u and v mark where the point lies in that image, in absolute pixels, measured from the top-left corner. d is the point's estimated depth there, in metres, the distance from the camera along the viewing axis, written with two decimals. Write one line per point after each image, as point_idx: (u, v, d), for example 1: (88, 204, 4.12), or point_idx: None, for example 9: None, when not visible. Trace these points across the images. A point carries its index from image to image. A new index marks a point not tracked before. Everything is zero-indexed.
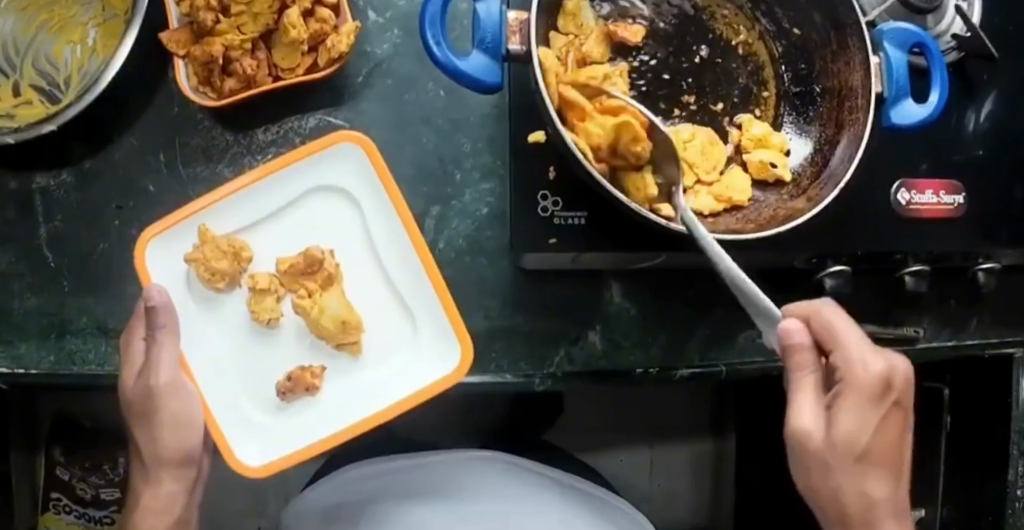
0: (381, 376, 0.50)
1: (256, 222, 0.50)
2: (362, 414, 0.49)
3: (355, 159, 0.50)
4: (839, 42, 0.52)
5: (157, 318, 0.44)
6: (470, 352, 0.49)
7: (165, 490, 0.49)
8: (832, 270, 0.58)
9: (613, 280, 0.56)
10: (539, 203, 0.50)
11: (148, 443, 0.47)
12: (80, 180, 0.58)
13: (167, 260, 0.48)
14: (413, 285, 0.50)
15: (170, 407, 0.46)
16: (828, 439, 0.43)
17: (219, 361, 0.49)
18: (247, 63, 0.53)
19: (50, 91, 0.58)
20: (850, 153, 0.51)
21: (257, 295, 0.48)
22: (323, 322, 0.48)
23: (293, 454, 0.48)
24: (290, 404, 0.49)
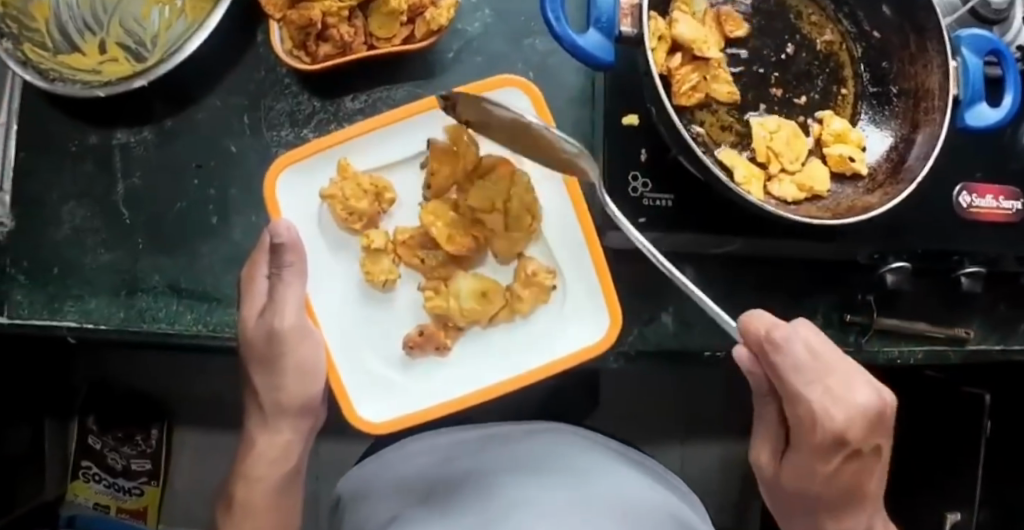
0: (517, 338, 0.51)
1: (398, 162, 0.51)
2: (496, 377, 0.51)
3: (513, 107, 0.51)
4: (917, 45, 0.54)
5: (285, 255, 0.46)
6: (618, 322, 0.51)
7: (282, 435, 0.53)
8: (893, 266, 0.60)
9: (687, 265, 0.58)
10: (629, 183, 0.52)
11: (271, 385, 0.50)
12: (162, 139, 0.58)
13: (299, 193, 0.50)
14: (558, 241, 0.51)
15: (297, 352, 0.48)
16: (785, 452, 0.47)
17: (343, 304, 0.50)
18: (344, 30, 0.53)
19: (135, 49, 0.58)
20: (926, 151, 0.53)
21: (371, 255, 0.49)
22: (460, 305, 0.49)
23: (422, 413, 0.50)
24: (415, 360, 0.50)
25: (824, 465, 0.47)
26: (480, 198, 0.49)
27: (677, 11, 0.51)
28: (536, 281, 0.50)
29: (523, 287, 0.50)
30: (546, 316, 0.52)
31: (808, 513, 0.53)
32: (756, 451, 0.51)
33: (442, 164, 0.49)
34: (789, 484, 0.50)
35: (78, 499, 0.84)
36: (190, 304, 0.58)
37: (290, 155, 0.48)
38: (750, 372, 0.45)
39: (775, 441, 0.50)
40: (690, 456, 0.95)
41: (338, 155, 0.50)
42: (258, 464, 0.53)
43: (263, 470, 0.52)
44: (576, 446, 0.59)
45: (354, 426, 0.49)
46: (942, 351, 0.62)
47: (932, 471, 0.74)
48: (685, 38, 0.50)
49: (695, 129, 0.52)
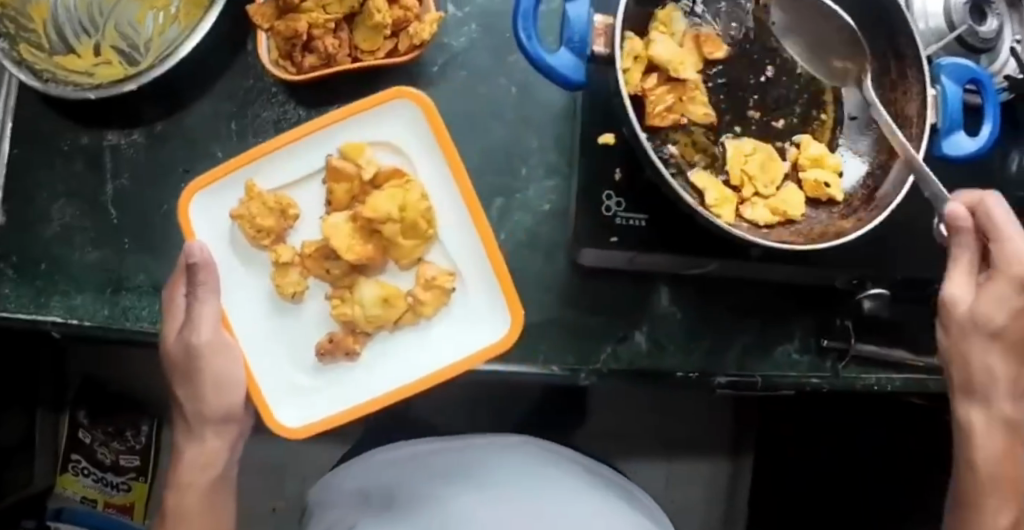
0: (423, 342, 0.51)
1: (301, 179, 0.51)
2: (405, 378, 0.51)
3: (407, 117, 0.51)
4: (898, 73, 0.54)
5: (198, 274, 0.45)
6: (520, 320, 0.50)
7: (208, 445, 0.50)
8: (871, 292, 0.59)
9: (662, 284, 0.58)
10: (602, 202, 0.52)
11: (191, 401, 0.49)
12: (151, 141, 0.60)
13: (209, 215, 0.51)
14: (461, 249, 0.51)
15: (213, 365, 0.48)
16: (981, 322, 0.47)
17: (250, 316, 0.51)
18: (329, 42, 0.54)
19: (128, 53, 0.60)
20: (902, 178, 0.52)
21: (280, 269, 0.50)
22: (365, 312, 0.49)
23: (342, 414, 0.50)
24: (326, 366, 0.51)
25: (1013, 324, 0.48)
26: (377, 209, 0.49)
27: (655, 31, 0.52)
28: (434, 285, 0.50)
29: (422, 291, 0.50)
30: (453, 321, 0.52)
31: (985, 352, 0.49)
32: (954, 294, 0.47)
33: (339, 183, 0.50)
34: (986, 310, 0.47)
35: (67, 492, 0.85)
36: None
37: (195, 182, 0.49)
38: (966, 229, 0.45)
39: (966, 283, 0.47)
40: (676, 473, 0.95)
41: (245, 176, 0.51)
42: (188, 472, 0.51)
43: (189, 479, 0.51)
44: (537, 465, 0.60)
45: (275, 432, 0.50)
46: (919, 380, 0.61)
47: None
48: (662, 58, 0.51)
49: (668, 150, 0.53)
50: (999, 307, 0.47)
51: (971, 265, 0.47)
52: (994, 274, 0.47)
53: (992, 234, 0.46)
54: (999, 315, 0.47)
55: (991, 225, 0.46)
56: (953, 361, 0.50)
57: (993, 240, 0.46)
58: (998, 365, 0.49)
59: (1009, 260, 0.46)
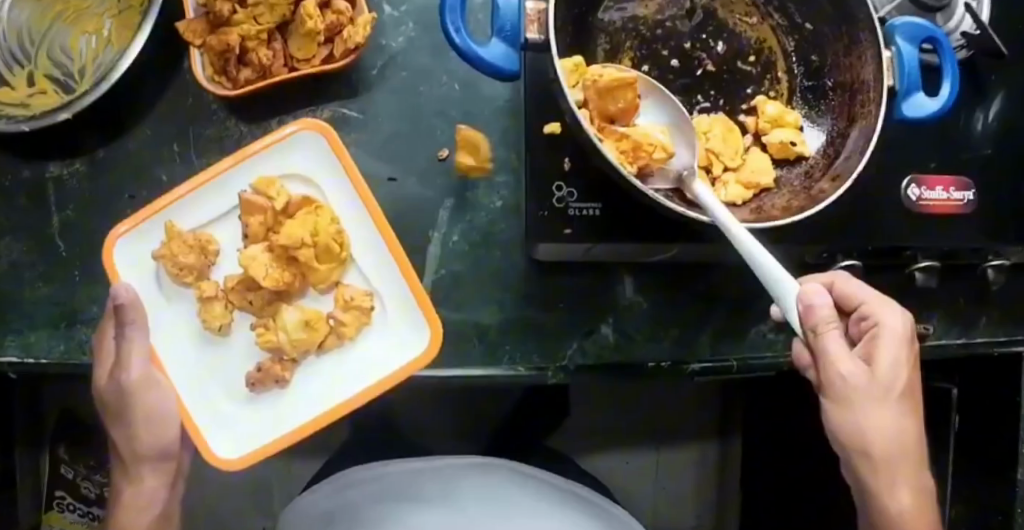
0: (347, 364, 0.51)
1: (219, 216, 0.51)
2: (333, 401, 0.51)
3: (316, 146, 0.51)
4: (849, 37, 0.52)
5: (126, 313, 0.44)
6: (440, 335, 0.51)
7: (146, 484, 0.50)
8: (843, 264, 0.59)
9: (625, 274, 0.57)
10: (553, 193, 0.50)
11: (126, 441, 0.48)
12: (94, 170, 0.58)
13: (130, 257, 0.50)
14: (379, 271, 0.51)
15: (145, 399, 0.47)
16: (873, 395, 0.43)
17: (181, 353, 0.50)
18: (263, 53, 0.53)
19: (62, 81, 0.58)
20: (862, 144, 0.50)
21: (205, 304, 0.50)
22: (289, 337, 0.49)
23: (277, 440, 0.50)
24: (259, 396, 0.51)
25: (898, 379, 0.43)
26: (292, 235, 0.48)
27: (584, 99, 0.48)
28: (353, 306, 0.50)
29: (342, 312, 0.50)
30: (376, 340, 0.52)
31: (895, 418, 0.44)
32: (844, 374, 0.42)
33: (251, 215, 0.49)
34: (886, 377, 0.43)
35: None
36: None
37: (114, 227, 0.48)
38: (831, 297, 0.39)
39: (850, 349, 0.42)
40: (667, 462, 0.94)
41: (162, 218, 0.50)
42: (124, 515, 0.49)
43: (128, 520, 0.49)
44: (502, 489, 0.62)
45: (209, 462, 0.49)
46: None
47: None
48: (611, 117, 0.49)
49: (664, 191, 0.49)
50: (895, 370, 0.43)
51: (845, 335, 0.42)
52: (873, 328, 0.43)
53: (857, 299, 0.45)
54: (895, 377, 0.43)
55: (845, 299, 0.46)
56: (855, 443, 0.45)
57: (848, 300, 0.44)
58: (904, 434, 0.45)
59: (885, 318, 0.44)
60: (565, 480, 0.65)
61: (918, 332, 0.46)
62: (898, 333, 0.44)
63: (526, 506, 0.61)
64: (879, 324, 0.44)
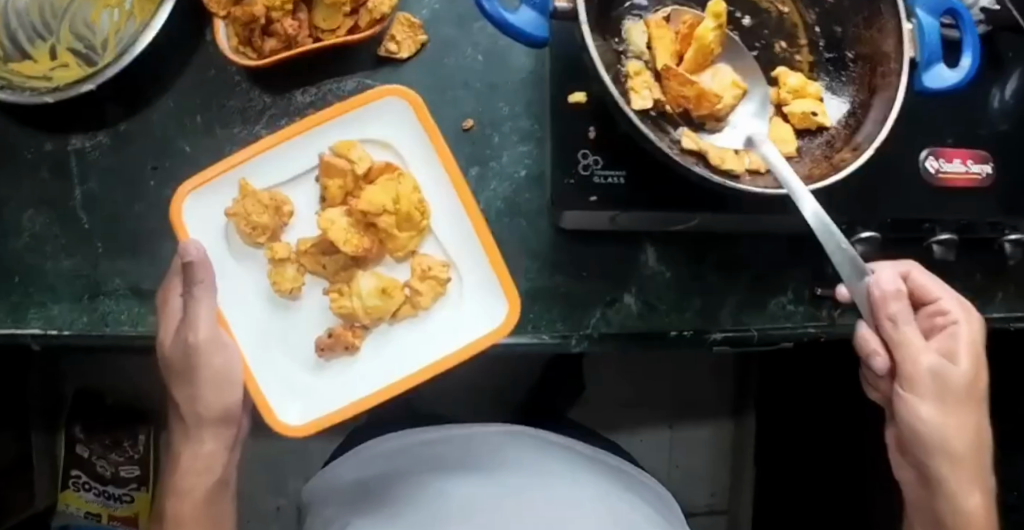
0: (421, 332, 0.51)
1: (294, 178, 0.51)
2: (405, 371, 0.51)
3: (396, 113, 0.51)
4: (870, 9, 0.52)
5: (194, 272, 0.44)
6: (516, 309, 0.51)
7: (206, 447, 0.49)
8: (862, 236, 0.57)
9: (648, 244, 0.57)
10: (579, 160, 0.51)
11: (189, 401, 0.48)
12: (116, 142, 0.58)
13: (199, 214, 0.50)
14: (454, 237, 0.52)
15: (211, 361, 0.46)
16: (951, 367, 0.49)
17: (250, 314, 0.50)
18: (288, 23, 0.53)
19: (86, 54, 0.58)
20: (883, 114, 0.51)
21: (277, 267, 0.50)
22: (363, 304, 0.49)
23: (340, 411, 0.50)
24: (328, 364, 0.51)
25: (960, 406, 0.49)
26: (372, 201, 0.48)
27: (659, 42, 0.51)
28: (430, 276, 0.51)
29: (418, 281, 0.51)
30: (447, 307, 0.52)
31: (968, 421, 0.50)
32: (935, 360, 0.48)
33: (332, 178, 0.49)
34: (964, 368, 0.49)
35: (70, 509, 0.84)
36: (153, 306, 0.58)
37: (189, 181, 0.48)
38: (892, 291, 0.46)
39: (931, 357, 0.48)
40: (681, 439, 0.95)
41: (236, 176, 0.50)
42: (185, 478, 0.50)
43: (186, 483, 0.50)
44: (526, 451, 0.61)
45: (275, 429, 0.49)
46: None
47: None
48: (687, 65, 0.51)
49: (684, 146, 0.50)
50: (975, 358, 0.50)
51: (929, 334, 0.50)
52: (954, 329, 0.50)
53: (934, 293, 0.51)
54: (967, 353, 0.49)
55: (924, 292, 0.51)
56: (933, 428, 0.50)
57: (930, 305, 0.51)
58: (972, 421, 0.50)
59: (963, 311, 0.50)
60: (587, 445, 0.65)
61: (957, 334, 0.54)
62: (973, 329, 0.50)
63: (556, 468, 0.60)
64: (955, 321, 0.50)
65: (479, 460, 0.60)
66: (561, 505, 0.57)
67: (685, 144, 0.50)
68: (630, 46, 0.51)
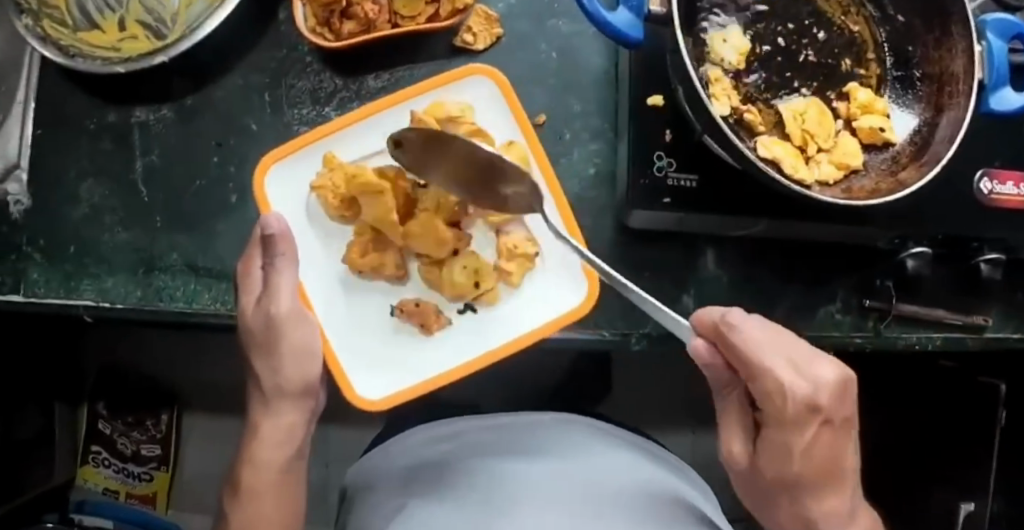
0: (500, 311, 0.52)
1: (378, 150, 0.51)
2: (480, 349, 0.51)
3: (485, 93, 0.52)
4: (942, 30, 0.53)
5: (275, 244, 0.46)
6: (594, 296, 0.52)
7: (284, 419, 0.52)
8: (914, 251, 0.61)
9: (709, 247, 0.58)
10: (654, 162, 0.51)
11: (270, 373, 0.50)
12: (181, 116, 0.58)
13: (285, 187, 0.51)
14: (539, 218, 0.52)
15: (291, 335, 0.48)
16: (739, 451, 0.50)
17: (331, 285, 0.51)
18: (369, 7, 0.53)
19: (156, 28, 0.55)
20: (952, 133, 0.52)
21: (359, 241, 0.50)
22: (449, 280, 0.49)
23: (414, 387, 0.51)
24: (403, 336, 0.51)
25: (790, 492, 0.49)
26: None
27: (732, 49, 0.52)
28: (517, 254, 0.50)
29: (506, 261, 0.51)
30: (530, 286, 0.52)
31: (797, 500, 0.50)
32: (730, 448, 0.50)
33: None
34: (767, 463, 0.48)
35: (88, 485, 0.86)
36: (210, 283, 0.57)
37: (273, 153, 0.50)
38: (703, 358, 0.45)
39: (728, 443, 0.50)
40: (702, 444, 0.96)
41: (324, 147, 0.51)
42: (263, 447, 0.52)
43: (266, 452, 0.52)
44: (581, 439, 0.61)
45: (353, 403, 0.50)
46: (960, 339, 0.62)
47: (945, 466, 0.73)
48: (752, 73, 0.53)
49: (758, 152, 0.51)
50: (781, 448, 0.46)
51: (741, 409, 0.49)
52: (764, 413, 0.45)
53: (746, 369, 0.43)
54: (784, 445, 0.46)
55: (739, 357, 0.43)
56: (772, 505, 0.52)
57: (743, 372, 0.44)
58: (821, 504, 0.50)
59: (768, 393, 0.43)
60: (633, 435, 0.66)
61: (825, 392, 0.43)
62: (778, 421, 0.44)
63: (610, 457, 0.60)
64: (766, 408, 0.44)
65: (536, 441, 0.60)
66: (619, 487, 0.58)
67: (760, 151, 0.51)
68: (709, 52, 0.52)
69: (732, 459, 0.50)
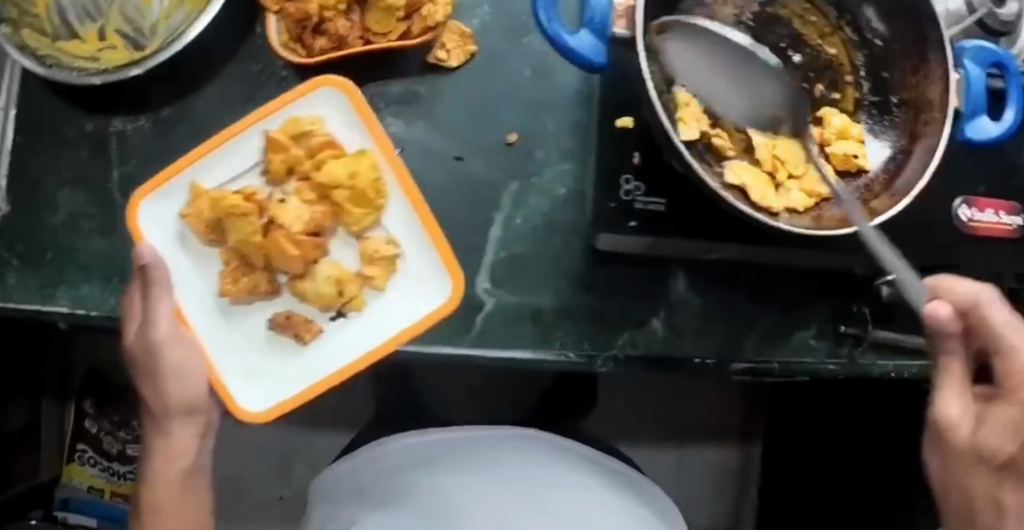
0: (371, 318, 0.51)
1: (245, 170, 0.50)
2: (354, 353, 0.50)
3: (334, 102, 0.51)
4: (920, 57, 0.52)
5: (151, 274, 0.44)
6: (461, 287, 0.51)
7: (176, 439, 0.49)
8: (890, 278, 0.58)
9: (680, 270, 0.57)
10: (621, 186, 0.51)
11: (156, 396, 0.48)
12: (158, 127, 0.59)
13: (156, 219, 0.50)
14: (401, 223, 0.51)
15: (171, 358, 0.47)
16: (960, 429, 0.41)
17: (206, 307, 0.49)
18: (340, 24, 0.53)
19: (135, 37, 0.55)
20: (925, 162, 0.51)
21: (233, 268, 0.49)
22: (316, 291, 0.49)
23: (296, 397, 0.50)
24: (277, 346, 0.50)
25: None
26: (329, 174, 0.49)
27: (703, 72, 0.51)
28: (380, 258, 0.50)
29: (369, 266, 0.50)
30: (400, 288, 0.51)
31: None
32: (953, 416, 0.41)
33: (275, 156, 0.49)
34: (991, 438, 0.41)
35: (73, 482, 0.86)
36: None
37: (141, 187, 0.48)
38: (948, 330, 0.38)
39: (954, 409, 0.41)
40: (687, 460, 0.96)
41: (187, 179, 0.50)
42: (162, 463, 0.49)
43: (162, 471, 0.49)
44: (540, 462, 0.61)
45: (240, 419, 0.49)
46: None
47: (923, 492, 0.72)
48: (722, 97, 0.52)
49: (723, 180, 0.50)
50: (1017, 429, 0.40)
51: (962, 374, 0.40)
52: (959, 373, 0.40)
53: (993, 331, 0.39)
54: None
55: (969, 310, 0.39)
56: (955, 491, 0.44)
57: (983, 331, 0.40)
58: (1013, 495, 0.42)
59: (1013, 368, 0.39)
60: (602, 456, 0.65)
61: None
62: None
63: (567, 482, 0.60)
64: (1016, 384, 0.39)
65: (487, 460, 0.60)
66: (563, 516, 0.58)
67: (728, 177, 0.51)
68: (680, 74, 0.51)
69: (949, 426, 0.41)
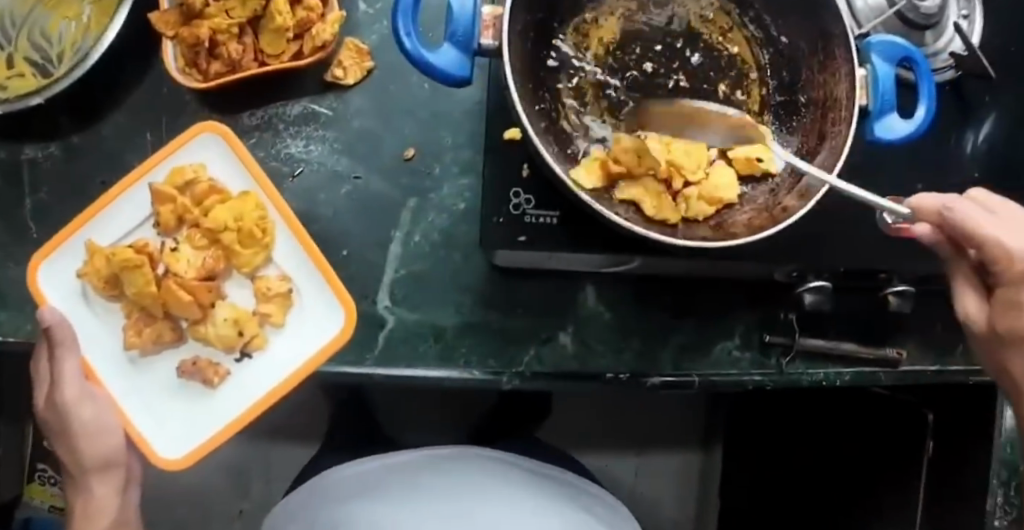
0: (274, 356, 0.51)
1: (140, 222, 0.51)
2: (262, 390, 0.51)
3: (214, 147, 0.52)
4: (825, 53, 0.49)
5: (54, 335, 0.46)
6: (353, 317, 0.51)
7: (98, 495, 0.52)
8: (812, 284, 0.56)
9: (588, 282, 0.56)
10: (511, 200, 0.50)
11: (73, 455, 0.50)
12: (66, 154, 0.58)
13: (57, 282, 0.50)
14: (292, 260, 0.52)
15: (81, 416, 0.48)
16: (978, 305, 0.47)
17: (112, 361, 0.50)
18: (233, 47, 0.52)
19: (42, 65, 0.57)
20: (829, 164, 0.47)
21: (132, 318, 0.50)
22: (216, 332, 0.50)
23: (212, 438, 0.50)
24: (188, 390, 0.51)
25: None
26: (216, 218, 0.50)
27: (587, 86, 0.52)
28: (274, 295, 0.51)
29: (263, 304, 0.51)
30: (300, 323, 0.52)
31: None
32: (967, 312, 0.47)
33: (164, 206, 0.50)
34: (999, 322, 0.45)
35: (34, 501, 0.86)
36: None
37: (38, 251, 0.49)
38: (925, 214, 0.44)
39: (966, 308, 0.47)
40: (647, 466, 0.95)
41: (83, 236, 0.51)
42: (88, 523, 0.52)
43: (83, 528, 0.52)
44: (473, 480, 0.62)
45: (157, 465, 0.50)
46: (871, 375, 0.59)
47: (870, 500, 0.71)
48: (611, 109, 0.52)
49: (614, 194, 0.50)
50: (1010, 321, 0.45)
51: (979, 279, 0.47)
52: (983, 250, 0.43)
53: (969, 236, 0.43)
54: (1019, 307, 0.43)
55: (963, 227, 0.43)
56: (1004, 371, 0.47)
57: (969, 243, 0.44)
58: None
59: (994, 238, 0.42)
60: (535, 463, 0.66)
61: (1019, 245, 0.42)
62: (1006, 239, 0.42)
63: (500, 495, 0.62)
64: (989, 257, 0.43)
65: (421, 486, 0.61)
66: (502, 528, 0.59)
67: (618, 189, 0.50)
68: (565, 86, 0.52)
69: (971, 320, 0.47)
